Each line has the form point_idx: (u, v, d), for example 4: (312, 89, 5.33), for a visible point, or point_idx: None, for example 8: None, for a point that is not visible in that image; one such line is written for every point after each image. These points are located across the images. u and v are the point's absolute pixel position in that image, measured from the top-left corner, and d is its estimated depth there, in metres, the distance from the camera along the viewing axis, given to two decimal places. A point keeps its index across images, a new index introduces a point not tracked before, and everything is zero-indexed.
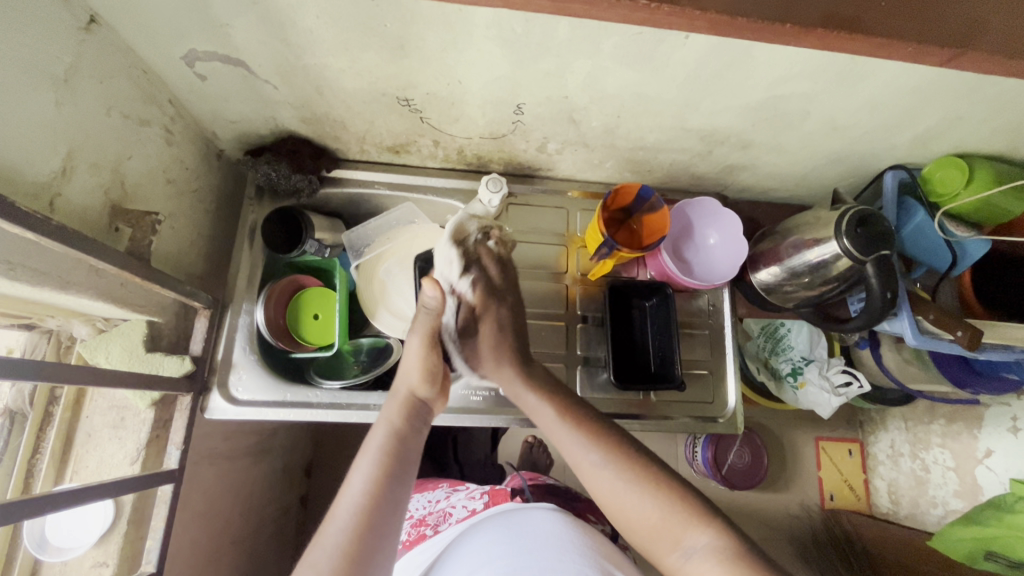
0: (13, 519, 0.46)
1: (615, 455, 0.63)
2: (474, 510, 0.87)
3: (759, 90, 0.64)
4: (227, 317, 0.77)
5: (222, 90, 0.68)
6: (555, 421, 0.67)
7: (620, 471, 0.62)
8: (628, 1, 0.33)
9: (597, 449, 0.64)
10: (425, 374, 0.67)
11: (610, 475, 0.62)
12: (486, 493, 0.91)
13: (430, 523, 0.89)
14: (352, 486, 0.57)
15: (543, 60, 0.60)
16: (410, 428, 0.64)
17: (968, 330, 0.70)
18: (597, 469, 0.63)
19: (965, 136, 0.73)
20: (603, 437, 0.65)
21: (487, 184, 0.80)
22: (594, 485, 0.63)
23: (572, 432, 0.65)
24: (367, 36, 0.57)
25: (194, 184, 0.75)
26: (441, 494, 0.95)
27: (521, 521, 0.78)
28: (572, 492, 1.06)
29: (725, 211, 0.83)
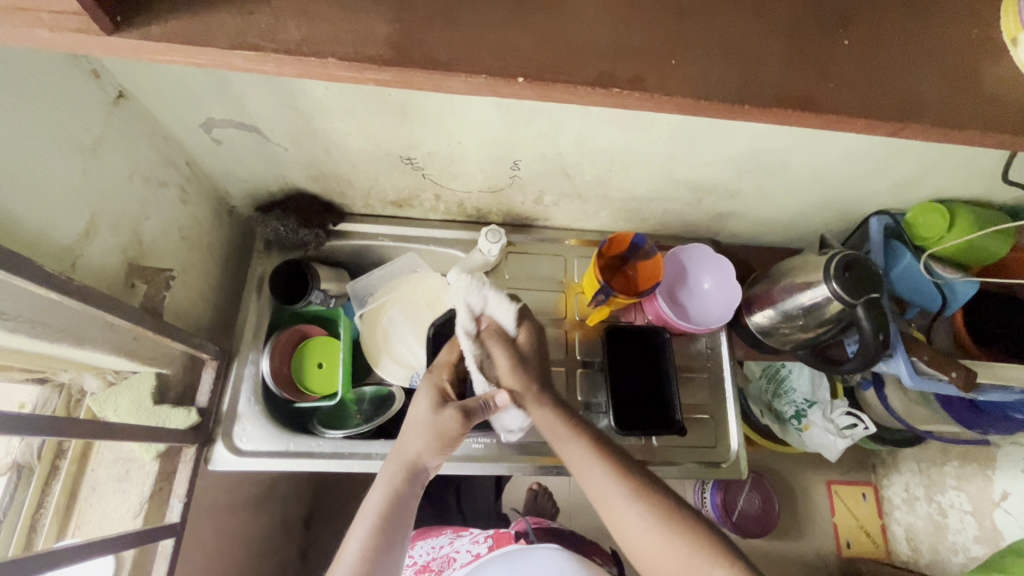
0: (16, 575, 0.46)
1: (632, 484, 0.61)
2: (479, 554, 0.85)
3: (741, 144, 0.68)
4: (233, 368, 0.79)
5: (236, 153, 0.72)
6: (589, 460, 0.64)
7: (638, 493, 0.60)
8: (610, 74, 0.36)
9: (619, 478, 0.61)
10: (431, 438, 0.67)
11: (628, 499, 0.60)
12: (490, 536, 0.90)
13: (435, 569, 0.88)
14: (348, 550, 0.57)
15: (535, 122, 0.65)
16: (409, 492, 0.63)
17: (962, 370, 0.72)
18: (627, 501, 0.60)
19: (943, 182, 0.76)
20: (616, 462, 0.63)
21: (487, 234, 0.83)
22: (605, 500, 0.61)
23: (600, 464, 0.63)
24: (372, 104, 0.62)
25: (207, 241, 0.78)
26: (444, 539, 0.93)
27: (522, 563, 0.77)
28: (577, 535, 1.04)
29: (718, 257, 0.86)
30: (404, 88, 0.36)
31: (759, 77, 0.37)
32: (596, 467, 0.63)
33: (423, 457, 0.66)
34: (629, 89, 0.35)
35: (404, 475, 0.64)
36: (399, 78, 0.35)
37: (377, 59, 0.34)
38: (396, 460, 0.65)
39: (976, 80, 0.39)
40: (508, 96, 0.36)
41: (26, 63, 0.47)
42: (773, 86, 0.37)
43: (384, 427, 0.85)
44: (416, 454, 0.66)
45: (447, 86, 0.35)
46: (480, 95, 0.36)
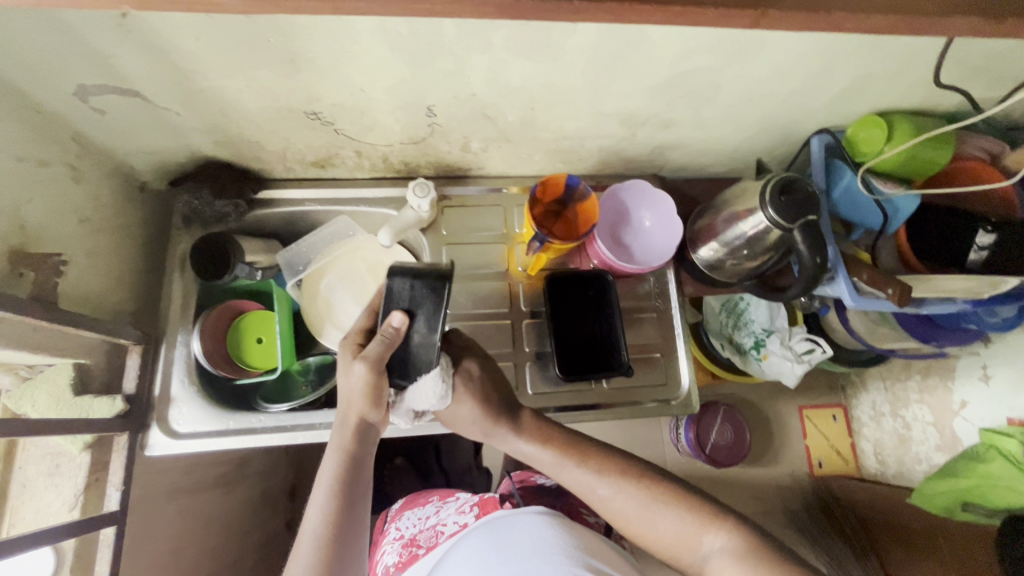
0: None
1: (611, 477, 0.63)
2: (465, 524, 0.86)
3: (664, 68, 0.64)
4: (162, 351, 0.76)
5: (126, 122, 0.67)
6: (564, 464, 0.65)
7: (633, 486, 0.63)
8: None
9: (599, 477, 0.64)
10: (369, 398, 0.62)
11: (604, 488, 0.63)
12: (475, 505, 0.91)
13: (421, 543, 0.89)
14: (311, 516, 0.59)
15: (437, 59, 0.60)
16: (361, 452, 0.63)
17: (897, 286, 0.70)
18: (609, 498, 0.63)
19: (882, 93, 0.73)
20: (604, 460, 0.65)
21: (415, 189, 0.80)
22: (603, 505, 0.64)
23: (576, 467, 0.65)
24: (254, 53, 0.57)
25: (117, 221, 0.74)
26: (431, 509, 0.96)
27: (506, 527, 0.74)
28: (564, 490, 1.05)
29: (657, 192, 0.83)
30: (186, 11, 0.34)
31: None
32: (575, 472, 0.65)
33: (367, 416, 0.63)
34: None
35: (353, 437, 0.63)
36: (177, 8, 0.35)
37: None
38: (342, 422, 0.64)
39: None
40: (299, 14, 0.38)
41: None
42: None
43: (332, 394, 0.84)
44: (358, 416, 0.63)
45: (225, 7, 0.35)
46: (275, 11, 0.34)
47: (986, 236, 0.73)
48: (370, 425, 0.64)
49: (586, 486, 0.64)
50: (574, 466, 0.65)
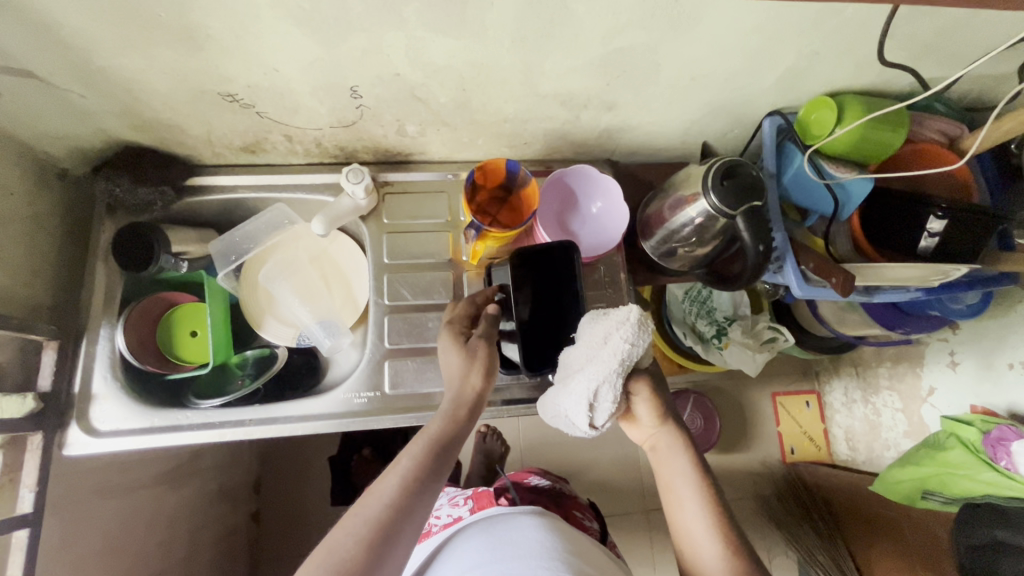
0: None
1: (716, 523, 0.59)
2: (458, 517, 0.84)
3: (596, 45, 0.61)
4: (82, 347, 0.72)
5: (27, 105, 0.62)
6: (686, 476, 0.61)
7: (730, 561, 0.57)
8: None
9: (705, 509, 0.59)
10: (478, 371, 0.62)
11: (703, 525, 0.59)
12: (469, 499, 0.90)
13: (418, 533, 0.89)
14: (375, 495, 0.53)
15: (349, 36, 0.56)
16: (461, 430, 0.59)
17: (841, 274, 0.67)
18: (704, 534, 0.59)
19: (831, 73, 0.70)
20: (719, 515, 0.59)
21: (347, 174, 0.76)
22: (690, 545, 0.59)
23: (692, 489, 0.61)
24: (147, 29, 0.53)
25: (27, 210, 0.70)
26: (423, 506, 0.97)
27: (505, 528, 0.71)
28: (559, 491, 1.05)
29: (604, 178, 0.80)
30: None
31: None
32: (686, 491, 0.61)
33: (480, 393, 0.61)
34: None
35: (464, 413, 0.60)
36: None
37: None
38: (450, 402, 0.60)
39: None
40: None
41: None
42: None
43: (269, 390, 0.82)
44: (473, 392, 0.61)
45: None
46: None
47: (936, 222, 0.72)
48: (477, 401, 0.61)
49: (687, 520, 0.60)
50: (687, 481, 0.61)
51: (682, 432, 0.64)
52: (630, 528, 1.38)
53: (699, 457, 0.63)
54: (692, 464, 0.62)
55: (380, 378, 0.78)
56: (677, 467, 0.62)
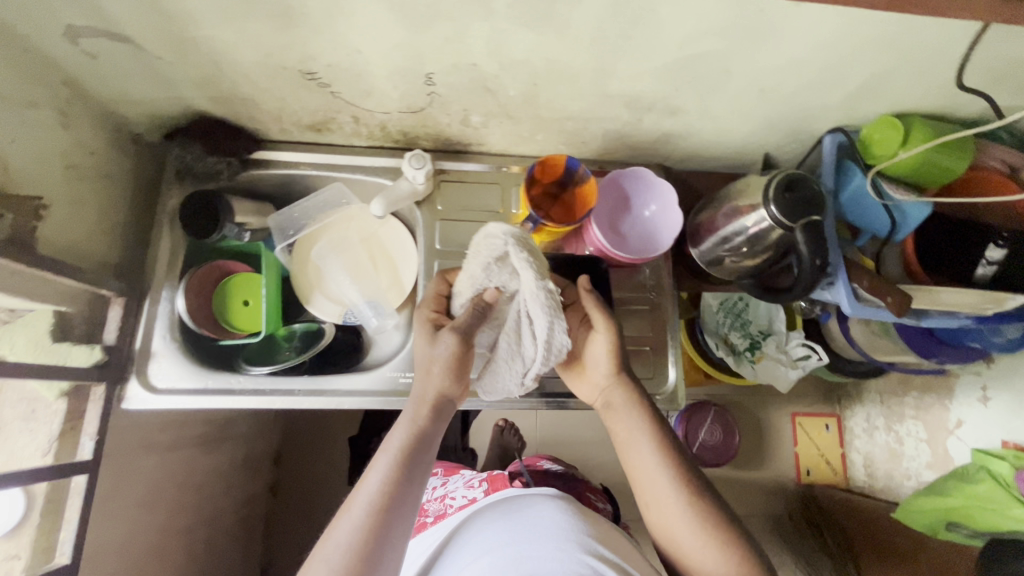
0: None
1: (685, 491, 0.62)
2: (474, 498, 0.85)
3: (672, 49, 0.61)
4: (145, 305, 0.75)
5: (117, 69, 0.65)
6: (650, 453, 0.65)
7: (691, 502, 0.62)
8: None
9: (671, 480, 0.63)
10: (452, 374, 0.66)
11: (670, 493, 0.63)
12: (484, 481, 0.90)
13: (430, 512, 0.90)
14: (362, 493, 0.58)
15: (436, 23, 0.57)
16: (433, 428, 0.64)
17: (898, 295, 0.68)
18: (671, 502, 0.62)
19: (900, 94, 0.70)
20: (679, 464, 0.65)
21: (410, 160, 0.77)
22: (654, 499, 0.64)
23: (656, 462, 0.65)
24: (245, 4, 0.54)
25: (104, 169, 0.72)
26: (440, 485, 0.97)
27: (520, 509, 0.71)
28: (571, 476, 1.06)
29: (661, 182, 0.80)
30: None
31: None
32: (653, 467, 0.65)
33: (446, 393, 0.66)
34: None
35: (427, 409, 0.65)
36: None
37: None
38: (420, 399, 0.66)
39: None
40: None
41: None
42: None
43: (313, 363, 0.83)
44: (437, 392, 0.66)
45: None
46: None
47: (995, 251, 0.73)
48: (446, 403, 0.66)
49: (651, 478, 0.64)
50: (652, 455, 0.65)
51: (648, 411, 0.69)
52: (640, 532, 1.39)
53: (651, 411, 0.69)
54: (636, 416, 0.68)
55: None
56: (633, 431, 0.68)
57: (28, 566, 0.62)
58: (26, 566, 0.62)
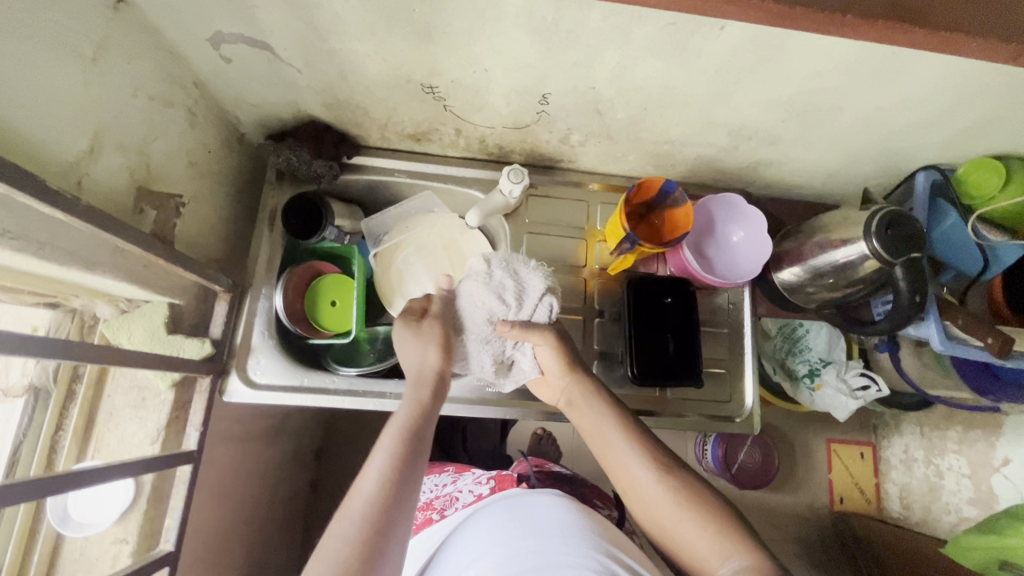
0: (18, 499, 0.44)
1: (658, 471, 0.63)
2: (480, 496, 0.80)
3: (793, 84, 0.63)
4: (246, 302, 0.77)
5: (245, 74, 0.67)
6: (618, 437, 0.66)
7: (665, 480, 0.62)
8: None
9: (644, 463, 0.64)
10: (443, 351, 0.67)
11: (646, 475, 0.63)
12: (493, 477, 0.84)
13: (438, 508, 0.84)
14: (369, 475, 0.57)
15: (571, 48, 0.59)
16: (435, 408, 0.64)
17: (999, 336, 0.69)
18: (647, 485, 0.63)
19: (1005, 137, 0.71)
20: (650, 447, 0.65)
21: (509, 174, 0.78)
22: (631, 484, 0.64)
23: (625, 444, 0.65)
24: (394, 21, 0.56)
25: (216, 167, 0.75)
26: (447, 479, 0.90)
27: (525, 506, 0.70)
28: (579, 478, 0.98)
29: (751, 209, 0.81)
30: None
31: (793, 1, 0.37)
32: (623, 451, 0.65)
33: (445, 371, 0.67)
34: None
35: (428, 391, 0.64)
36: None
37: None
38: (420, 379, 0.65)
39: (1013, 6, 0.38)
40: None
41: None
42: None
43: (397, 367, 0.85)
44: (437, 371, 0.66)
45: None
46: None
47: None
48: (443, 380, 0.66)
49: (626, 465, 0.65)
50: (619, 438, 0.66)
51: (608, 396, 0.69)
52: None
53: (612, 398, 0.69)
54: (605, 408, 0.67)
55: None
56: (598, 416, 0.67)
57: (135, 551, 0.63)
58: (133, 550, 0.63)
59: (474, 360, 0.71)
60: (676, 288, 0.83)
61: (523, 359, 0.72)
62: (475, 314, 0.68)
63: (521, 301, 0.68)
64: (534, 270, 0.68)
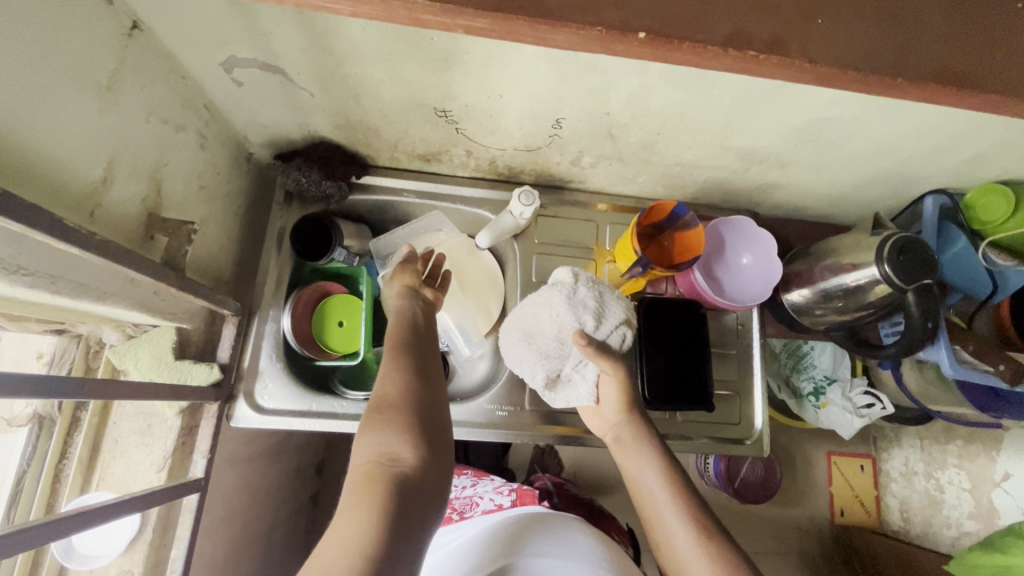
0: (30, 544, 0.44)
1: (696, 530, 0.59)
2: (502, 505, 0.77)
3: (808, 112, 0.63)
4: (253, 324, 0.76)
5: (257, 97, 0.66)
6: (658, 484, 0.63)
7: (700, 540, 0.58)
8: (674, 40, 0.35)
9: (682, 516, 0.60)
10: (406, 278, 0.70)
11: (681, 528, 0.59)
12: (515, 488, 0.80)
13: (457, 510, 0.82)
14: (386, 392, 0.54)
15: (588, 76, 0.59)
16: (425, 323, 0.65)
17: (1011, 364, 0.71)
18: (681, 539, 0.59)
19: (1014, 164, 0.71)
20: (690, 500, 0.62)
21: (519, 197, 0.77)
22: (665, 536, 0.61)
23: (665, 495, 0.62)
24: (412, 48, 0.56)
25: (225, 189, 0.74)
26: (467, 482, 0.89)
27: (553, 525, 0.70)
28: (599, 508, 0.97)
29: (760, 232, 0.82)
30: (499, 34, 0.36)
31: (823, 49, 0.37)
32: (661, 500, 0.62)
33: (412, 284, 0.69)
34: (723, 48, 0.36)
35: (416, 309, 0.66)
36: (490, 28, 0.36)
37: (472, 5, 0.35)
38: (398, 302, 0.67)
39: None
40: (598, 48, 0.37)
41: None
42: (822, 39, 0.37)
43: None
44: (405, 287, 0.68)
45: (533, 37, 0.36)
46: (589, 49, 0.37)
47: None
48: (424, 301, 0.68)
49: (662, 514, 0.61)
50: (659, 488, 0.63)
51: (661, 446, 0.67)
52: None
53: (662, 448, 0.67)
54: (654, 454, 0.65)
55: (520, 396, 0.82)
56: (642, 461, 0.66)
57: None
58: None
59: (530, 365, 0.72)
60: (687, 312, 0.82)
61: (581, 381, 0.70)
62: (550, 322, 0.70)
63: (599, 322, 0.69)
64: (617, 300, 0.71)
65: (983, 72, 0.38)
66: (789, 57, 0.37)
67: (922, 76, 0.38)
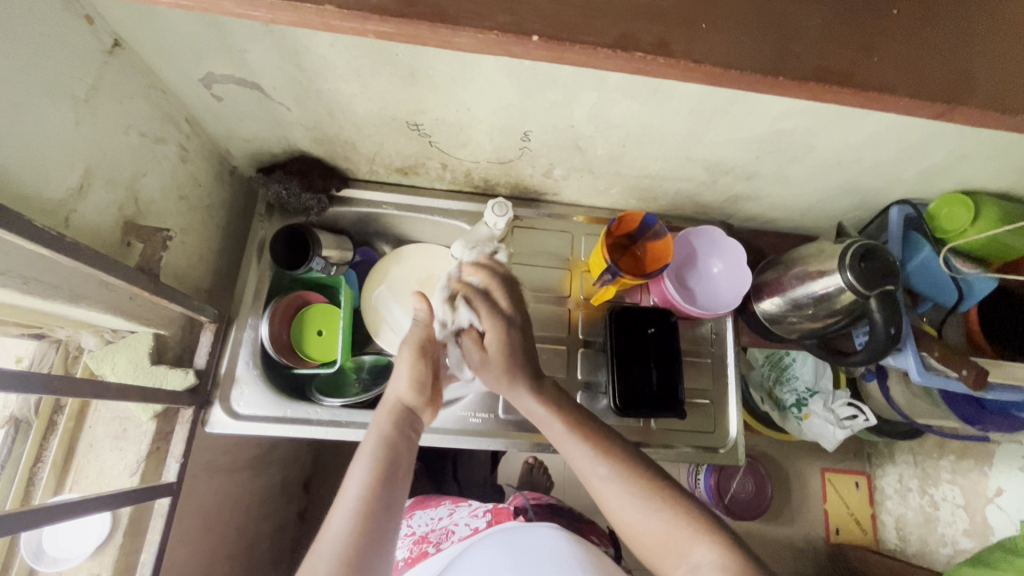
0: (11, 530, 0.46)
1: (640, 485, 0.60)
2: (477, 528, 0.77)
3: (763, 124, 0.65)
4: (231, 332, 0.78)
5: (236, 111, 0.69)
6: (589, 457, 0.63)
7: (641, 487, 0.60)
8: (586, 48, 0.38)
9: (612, 470, 0.61)
10: (413, 382, 0.69)
11: (608, 478, 0.61)
12: (489, 509, 0.81)
13: (433, 541, 0.80)
14: (346, 494, 0.56)
15: (548, 89, 0.61)
16: (401, 434, 0.64)
17: (974, 368, 0.71)
18: (612, 488, 0.61)
19: (974, 174, 0.73)
20: (635, 471, 0.61)
21: (493, 207, 0.79)
22: (612, 507, 0.61)
23: (596, 458, 0.62)
24: (378, 64, 0.59)
25: (207, 200, 0.76)
26: (443, 511, 0.85)
27: (522, 538, 0.69)
28: (575, 513, 0.97)
29: (729, 241, 0.84)
30: (411, 40, 0.39)
31: (734, 60, 0.39)
32: (591, 460, 0.62)
33: (406, 400, 0.68)
34: (612, 49, 0.38)
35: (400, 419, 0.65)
36: (405, 30, 0.38)
37: (380, 12, 0.37)
38: (384, 411, 0.66)
39: (945, 60, 0.41)
40: (519, 55, 0.39)
41: (31, 18, 0.46)
42: (736, 48, 0.39)
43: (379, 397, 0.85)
44: (396, 398, 0.68)
45: (453, 42, 0.38)
46: (492, 52, 0.39)
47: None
48: (409, 412, 0.67)
49: (605, 492, 0.61)
50: (595, 460, 0.62)
51: (589, 428, 0.65)
52: None
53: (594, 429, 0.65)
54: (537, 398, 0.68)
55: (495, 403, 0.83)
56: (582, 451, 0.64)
57: None
58: None
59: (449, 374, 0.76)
60: (658, 321, 0.84)
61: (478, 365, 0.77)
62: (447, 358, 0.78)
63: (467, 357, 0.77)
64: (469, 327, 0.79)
65: (894, 80, 0.40)
66: (675, 57, 0.38)
67: (832, 81, 0.40)
